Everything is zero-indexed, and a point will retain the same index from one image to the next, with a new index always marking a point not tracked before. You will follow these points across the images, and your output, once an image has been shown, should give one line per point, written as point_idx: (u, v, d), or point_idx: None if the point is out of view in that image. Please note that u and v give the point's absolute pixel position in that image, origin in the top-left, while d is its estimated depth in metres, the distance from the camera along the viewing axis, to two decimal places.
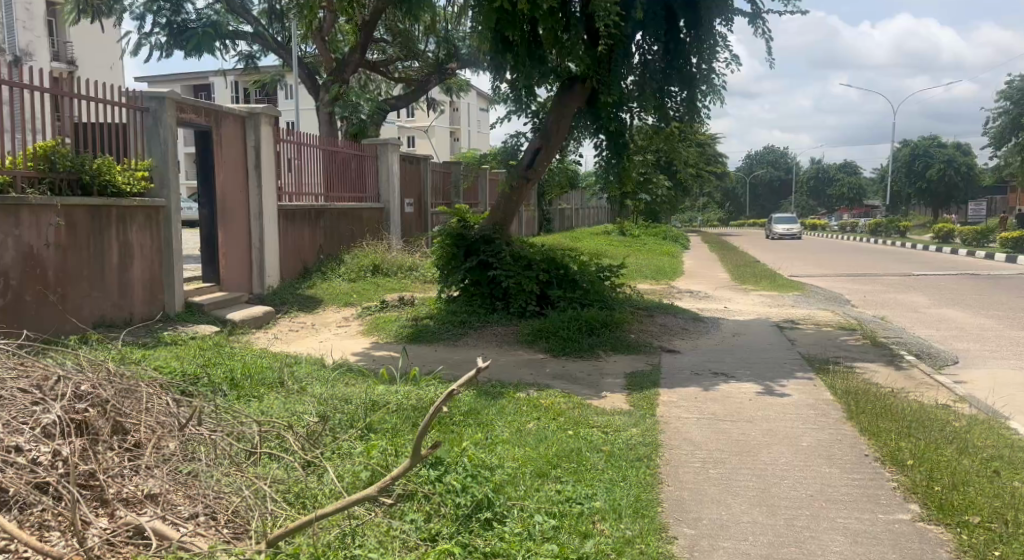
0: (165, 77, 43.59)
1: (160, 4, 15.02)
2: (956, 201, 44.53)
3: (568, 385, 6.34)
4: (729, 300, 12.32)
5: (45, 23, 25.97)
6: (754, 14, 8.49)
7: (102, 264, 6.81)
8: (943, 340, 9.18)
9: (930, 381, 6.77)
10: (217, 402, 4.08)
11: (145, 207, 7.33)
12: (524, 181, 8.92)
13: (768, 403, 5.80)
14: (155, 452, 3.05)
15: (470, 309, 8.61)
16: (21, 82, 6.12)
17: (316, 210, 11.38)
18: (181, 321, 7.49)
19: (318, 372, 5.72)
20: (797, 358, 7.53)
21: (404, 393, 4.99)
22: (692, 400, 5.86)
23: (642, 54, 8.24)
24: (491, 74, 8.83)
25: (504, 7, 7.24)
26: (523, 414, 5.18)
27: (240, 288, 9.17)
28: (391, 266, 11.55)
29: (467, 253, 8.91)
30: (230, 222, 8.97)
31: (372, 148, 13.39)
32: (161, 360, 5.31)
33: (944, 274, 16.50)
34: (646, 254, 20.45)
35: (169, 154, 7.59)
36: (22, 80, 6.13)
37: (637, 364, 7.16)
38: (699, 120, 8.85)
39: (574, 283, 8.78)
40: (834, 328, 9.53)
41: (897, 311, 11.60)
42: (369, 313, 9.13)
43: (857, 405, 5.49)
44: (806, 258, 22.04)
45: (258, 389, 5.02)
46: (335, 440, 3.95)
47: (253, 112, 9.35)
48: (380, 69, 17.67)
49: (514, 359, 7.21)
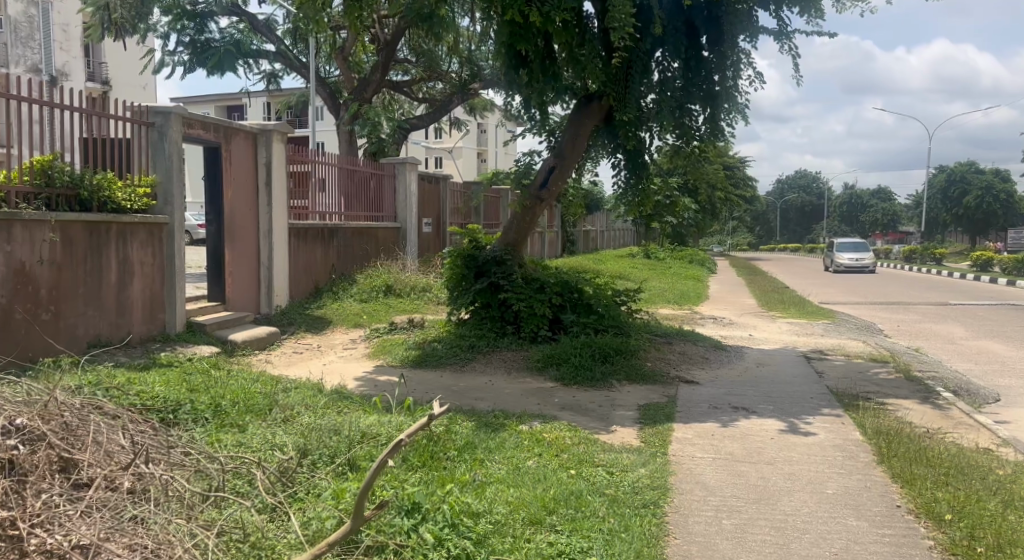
0: (199, 99, 44.45)
1: (183, 22, 15.00)
2: (995, 229, 43.31)
3: (575, 417, 5.97)
4: (755, 328, 11.88)
5: (81, 45, 26.60)
6: (779, 31, 8.14)
7: (99, 281, 6.62)
8: (983, 376, 8.59)
9: (970, 421, 6.25)
10: (185, 438, 3.81)
11: (147, 224, 7.15)
12: (538, 202, 8.61)
13: (791, 442, 5.38)
14: (96, 492, 2.79)
15: (479, 332, 8.27)
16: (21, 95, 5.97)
17: (330, 229, 11.13)
18: (182, 341, 7.29)
19: (311, 398, 5.43)
20: (825, 392, 7.06)
21: (394, 424, 4.66)
22: (707, 437, 5.45)
23: (661, 71, 7.90)
24: (507, 91, 8.55)
25: (516, 22, 6.96)
26: (523, 450, 4.83)
27: (246, 307, 8.93)
28: (404, 287, 11.30)
29: (477, 274, 8.63)
30: (237, 239, 8.76)
31: (391, 167, 13.24)
32: (143, 385, 5.05)
33: (983, 304, 15.85)
34: (670, 278, 20.07)
35: (172, 171, 7.41)
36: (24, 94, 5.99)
37: (652, 395, 6.77)
38: (722, 140, 8.47)
39: (589, 308, 8.41)
40: (866, 360, 9.00)
41: (932, 343, 11.01)
42: (376, 335, 8.86)
43: (887, 448, 5.06)
44: (838, 285, 21.43)
45: (241, 417, 4.73)
46: (310, 478, 3.67)
47: (265, 129, 9.16)
48: (403, 89, 17.58)
49: (522, 388, 6.86)
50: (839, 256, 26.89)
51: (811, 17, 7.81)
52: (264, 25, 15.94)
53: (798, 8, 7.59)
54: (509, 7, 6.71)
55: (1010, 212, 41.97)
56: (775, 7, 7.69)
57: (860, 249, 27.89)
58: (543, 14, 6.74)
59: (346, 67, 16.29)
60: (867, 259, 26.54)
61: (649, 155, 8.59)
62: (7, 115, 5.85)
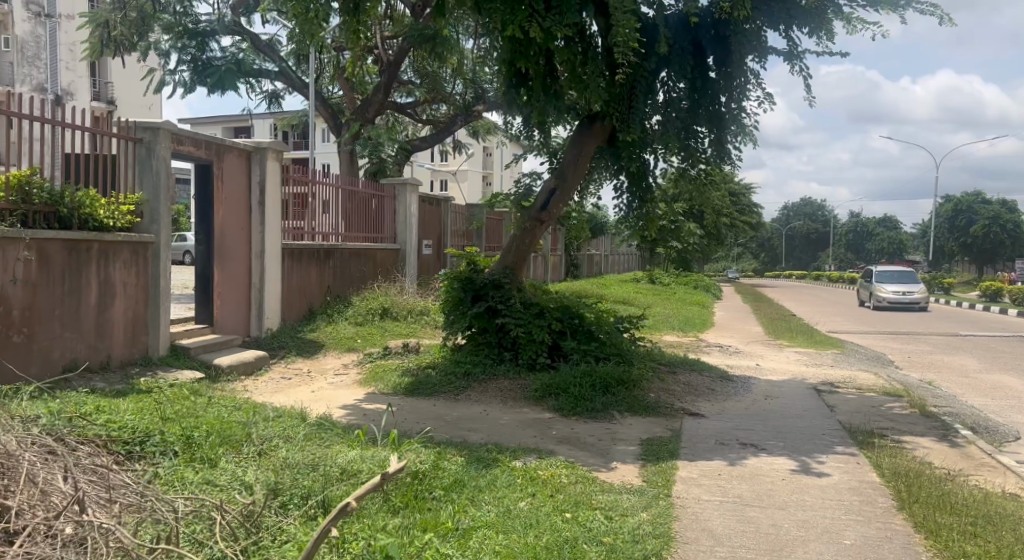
0: (205, 121, 44.58)
1: (184, 41, 14.84)
2: (1002, 259, 42.82)
3: (574, 453, 5.62)
4: (762, 357, 11.53)
5: (88, 65, 26.52)
6: (789, 52, 7.89)
7: (78, 302, 6.34)
8: (1002, 413, 8.20)
9: (993, 462, 5.88)
10: (140, 482, 3.49)
11: (131, 242, 6.88)
12: (538, 224, 8.33)
13: (804, 484, 5.02)
14: (22, 544, 2.55)
15: (475, 359, 7.96)
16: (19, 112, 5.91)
17: (326, 250, 10.85)
18: (164, 366, 7.01)
19: (291, 429, 5.10)
20: (838, 428, 6.70)
21: (376, 460, 4.34)
22: (715, 478, 5.09)
23: (666, 91, 7.64)
24: (507, 110, 8.34)
25: (516, 38, 6.70)
26: (515, 490, 4.50)
27: (235, 330, 8.65)
28: (401, 310, 11.00)
29: (474, 298, 8.30)
30: (228, 260, 8.50)
31: (392, 188, 13.00)
32: (112, 413, 4.73)
33: (994, 336, 15.44)
34: (675, 304, 19.75)
35: (160, 189, 7.17)
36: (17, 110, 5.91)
37: (655, 429, 6.42)
38: (729, 164, 8.19)
39: (590, 335, 8.08)
40: (879, 394, 8.61)
41: (945, 376, 10.63)
42: (369, 360, 8.56)
43: (907, 492, 4.69)
44: (846, 314, 21.01)
45: (214, 449, 4.41)
46: (278, 525, 3.36)
47: (259, 147, 8.92)
48: (407, 110, 17.36)
49: (518, 419, 6.53)
50: (880, 289, 21.84)
51: (821, 38, 7.55)
52: (266, 45, 15.86)
53: (808, 30, 7.33)
54: (509, 23, 6.38)
55: (1018, 241, 41.47)
56: (785, 27, 7.41)
57: (902, 278, 22.62)
58: (544, 29, 6.45)
59: (349, 87, 16.15)
60: (918, 294, 21.34)
61: (653, 179, 8.33)
62: (5, 132, 5.83)
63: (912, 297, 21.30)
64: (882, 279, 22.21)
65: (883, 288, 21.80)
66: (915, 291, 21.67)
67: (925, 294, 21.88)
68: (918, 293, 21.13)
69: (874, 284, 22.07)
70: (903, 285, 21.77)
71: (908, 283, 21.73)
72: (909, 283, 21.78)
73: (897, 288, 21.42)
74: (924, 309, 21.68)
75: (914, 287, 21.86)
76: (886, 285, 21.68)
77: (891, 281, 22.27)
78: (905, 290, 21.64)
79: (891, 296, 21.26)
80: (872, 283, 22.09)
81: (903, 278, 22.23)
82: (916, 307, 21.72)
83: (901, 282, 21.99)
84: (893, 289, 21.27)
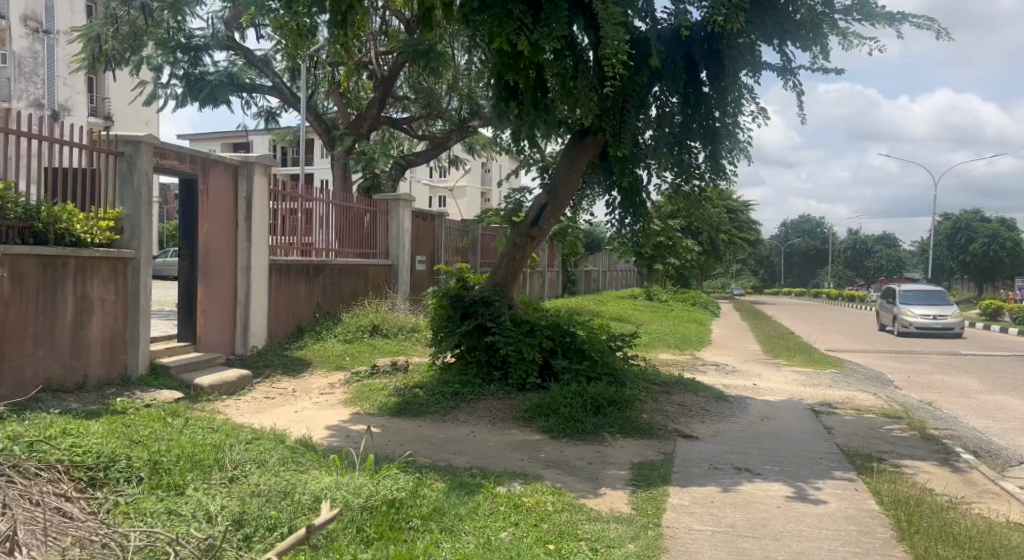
0: (204, 137, 44.65)
1: (177, 55, 14.85)
2: (1002, 277, 42.66)
3: (561, 477, 5.42)
4: (759, 376, 11.33)
5: (85, 81, 26.48)
6: (783, 68, 7.77)
7: (52, 319, 6.15)
8: (1004, 436, 8.00)
9: (996, 489, 5.67)
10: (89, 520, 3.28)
11: (110, 258, 6.72)
12: (529, 240, 8.17)
13: (800, 511, 4.83)
14: None
15: (464, 379, 7.78)
16: (13, 128, 5.89)
17: (316, 266, 10.67)
18: (142, 386, 6.81)
19: (266, 452, 4.90)
20: (835, 452, 6.51)
21: (352, 486, 4.16)
22: (707, 505, 4.89)
23: (659, 106, 7.48)
24: (497, 125, 8.21)
25: (505, 52, 6.58)
26: (496, 519, 4.29)
27: (219, 348, 8.46)
28: (391, 327, 10.81)
29: (463, 316, 8.13)
30: (212, 275, 8.32)
31: (384, 203, 12.86)
32: (79, 436, 4.53)
33: (995, 355, 15.24)
34: (672, 321, 19.57)
35: (142, 204, 7.02)
36: (8, 126, 5.85)
37: (647, 452, 6.22)
38: (724, 180, 8.03)
39: (582, 354, 7.87)
40: (878, 416, 8.40)
41: (945, 397, 10.41)
42: (356, 379, 8.35)
43: (908, 523, 4.50)
44: (846, 332, 20.79)
45: (183, 475, 4.20)
46: (238, 559, 3.18)
47: (247, 161, 8.78)
48: (402, 126, 17.24)
49: (505, 441, 6.33)
50: (907, 314, 18.88)
51: (815, 55, 7.46)
52: (260, 60, 15.86)
53: (802, 45, 7.20)
54: (496, 35, 6.23)
55: (1017, 260, 41.44)
56: (779, 42, 7.28)
57: (933, 298, 19.56)
58: (532, 42, 6.32)
59: (342, 103, 16.10)
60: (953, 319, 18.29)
61: (647, 195, 8.17)
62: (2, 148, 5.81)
63: (945, 322, 18.39)
64: (908, 301, 19.39)
65: (910, 312, 18.90)
66: (948, 314, 18.76)
67: (957, 317, 19.08)
68: (952, 316, 18.25)
69: (900, 307, 19.18)
70: (934, 308, 18.87)
71: (939, 306, 18.88)
72: (941, 306, 18.84)
73: (928, 312, 18.42)
74: (957, 335, 18.85)
75: (946, 310, 18.93)
76: (912, 309, 18.82)
77: (918, 302, 19.46)
78: (937, 314, 18.70)
79: (919, 320, 18.51)
80: (897, 307, 19.17)
81: (931, 299, 19.43)
82: (950, 332, 18.87)
83: (930, 304, 19.04)
84: (922, 313, 18.43)
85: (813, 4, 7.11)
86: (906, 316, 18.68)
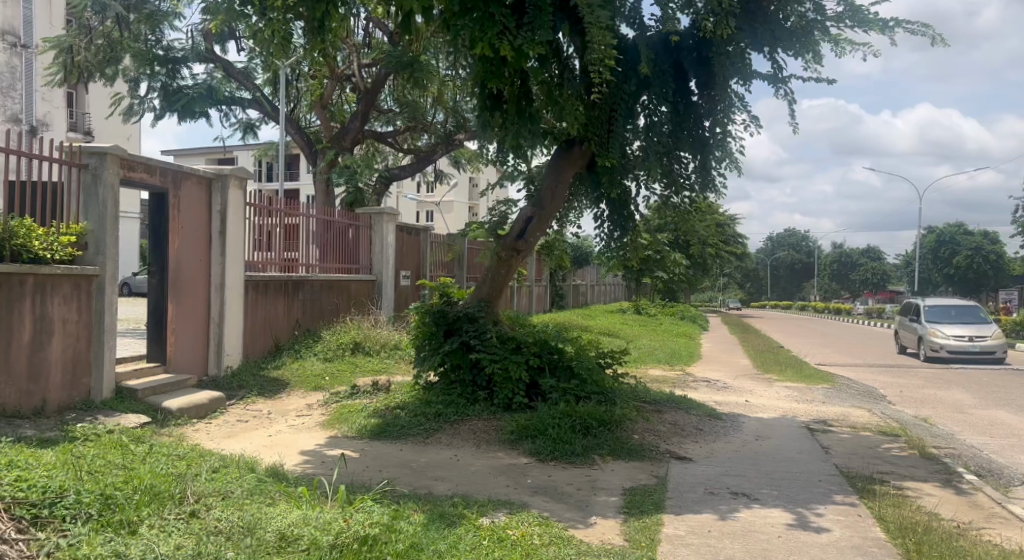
0: (187, 152, 44.17)
1: (155, 68, 14.55)
2: (987, 288, 42.72)
3: (549, 505, 5.10)
4: (751, 392, 11.07)
5: (63, 96, 25.91)
6: (772, 76, 7.56)
7: (8, 342, 5.78)
8: (1003, 453, 7.76)
9: (1004, 512, 5.41)
10: None
11: (72, 276, 6.37)
12: (515, 254, 7.90)
13: (802, 540, 4.55)
14: None
15: (448, 398, 7.48)
16: None
17: (295, 282, 10.33)
18: (106, 409, 6.45)
19: (234, 482, 4.56)
20: (834, 473, 6.23)
21: (322, 522, 3.82)
22: (703, 535, 4.59)
23: (648, 115, 7.26)
24: (480, 136, 7.98)
25: (488, 58, 6.31)
26: (478, 554, 3.97)
27: (191, 368, 8.12)
28: (373, 345, 10.47)
29: (447, 333, 7.81)
30: (184, 293, 7.99)
31: (367, 217, 12.55)
32: (27, 469, 4.16)
33: (987, 369, 15.04)
34: (660, 336, 19.33)
35: (107, 218, 6.69)
36: None
37: (639, 475, 5.92)
38: (713, 192, 7.80)
39: (570, 371, 7.58)
40: (874, 433, 8.15)
41: (941, 413, 10.16)
42: (336, 400, 8.01)
43: (919, 554, 4.21)
44: (836, 346, 20.57)
45: (139, 511, 3.84)
46: None
47: (221, 174, 8.44)
48: (386, 139, 16.94)
49: (490, 465, 6.01)
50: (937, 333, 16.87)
51: (807, 62, 7.26)
52: (240, 73, 15.65)
53: (793, 52, 7.01)
54: (478, 40, 5.99)
55: (1001, 272, 41.63)
56: (769, 50, 7.08)
57: (964, 317, 17.58)
58: (515, 48, 6.06)
59: (325, 117, 15.77)
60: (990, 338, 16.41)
61: (636, 207, 7.94)
62: None
63: (980, 342, 16.49)
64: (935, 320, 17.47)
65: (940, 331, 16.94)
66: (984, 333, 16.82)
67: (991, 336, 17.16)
68: (988, 337, 16.45)
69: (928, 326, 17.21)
70: (966, 327, 16.96)
71: (973, 325, 16.97)
72: (976, 325, 16.91)
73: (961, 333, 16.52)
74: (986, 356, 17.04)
75: (982, 329, 16.98)
76: (942, 328, 16.88)
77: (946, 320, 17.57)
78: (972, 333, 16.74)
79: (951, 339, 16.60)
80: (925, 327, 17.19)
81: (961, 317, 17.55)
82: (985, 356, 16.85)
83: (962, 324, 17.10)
84: (953, 333, 16.56)
85: (804, 11, 6.94)
86: (937, 336, 16.70)
